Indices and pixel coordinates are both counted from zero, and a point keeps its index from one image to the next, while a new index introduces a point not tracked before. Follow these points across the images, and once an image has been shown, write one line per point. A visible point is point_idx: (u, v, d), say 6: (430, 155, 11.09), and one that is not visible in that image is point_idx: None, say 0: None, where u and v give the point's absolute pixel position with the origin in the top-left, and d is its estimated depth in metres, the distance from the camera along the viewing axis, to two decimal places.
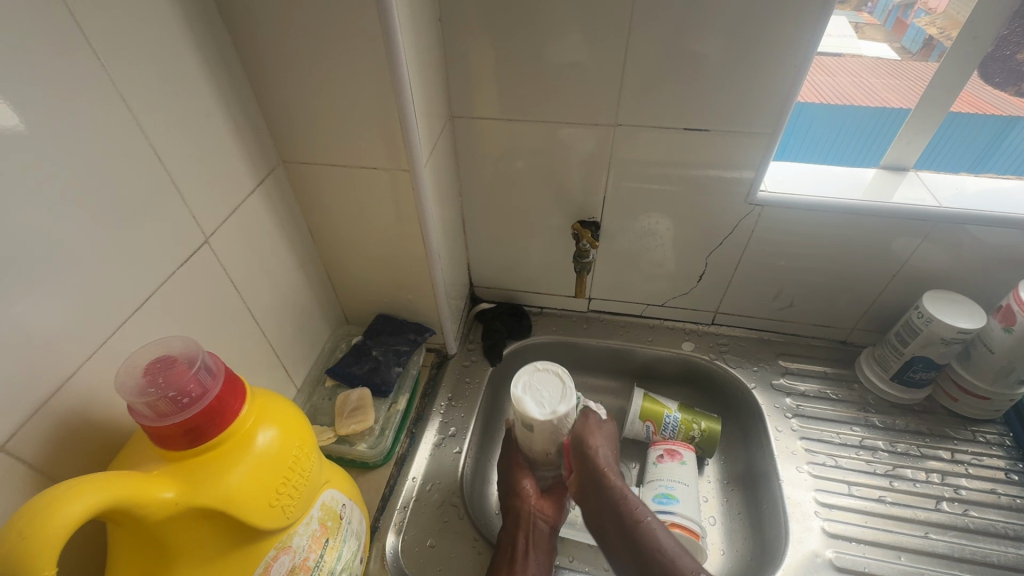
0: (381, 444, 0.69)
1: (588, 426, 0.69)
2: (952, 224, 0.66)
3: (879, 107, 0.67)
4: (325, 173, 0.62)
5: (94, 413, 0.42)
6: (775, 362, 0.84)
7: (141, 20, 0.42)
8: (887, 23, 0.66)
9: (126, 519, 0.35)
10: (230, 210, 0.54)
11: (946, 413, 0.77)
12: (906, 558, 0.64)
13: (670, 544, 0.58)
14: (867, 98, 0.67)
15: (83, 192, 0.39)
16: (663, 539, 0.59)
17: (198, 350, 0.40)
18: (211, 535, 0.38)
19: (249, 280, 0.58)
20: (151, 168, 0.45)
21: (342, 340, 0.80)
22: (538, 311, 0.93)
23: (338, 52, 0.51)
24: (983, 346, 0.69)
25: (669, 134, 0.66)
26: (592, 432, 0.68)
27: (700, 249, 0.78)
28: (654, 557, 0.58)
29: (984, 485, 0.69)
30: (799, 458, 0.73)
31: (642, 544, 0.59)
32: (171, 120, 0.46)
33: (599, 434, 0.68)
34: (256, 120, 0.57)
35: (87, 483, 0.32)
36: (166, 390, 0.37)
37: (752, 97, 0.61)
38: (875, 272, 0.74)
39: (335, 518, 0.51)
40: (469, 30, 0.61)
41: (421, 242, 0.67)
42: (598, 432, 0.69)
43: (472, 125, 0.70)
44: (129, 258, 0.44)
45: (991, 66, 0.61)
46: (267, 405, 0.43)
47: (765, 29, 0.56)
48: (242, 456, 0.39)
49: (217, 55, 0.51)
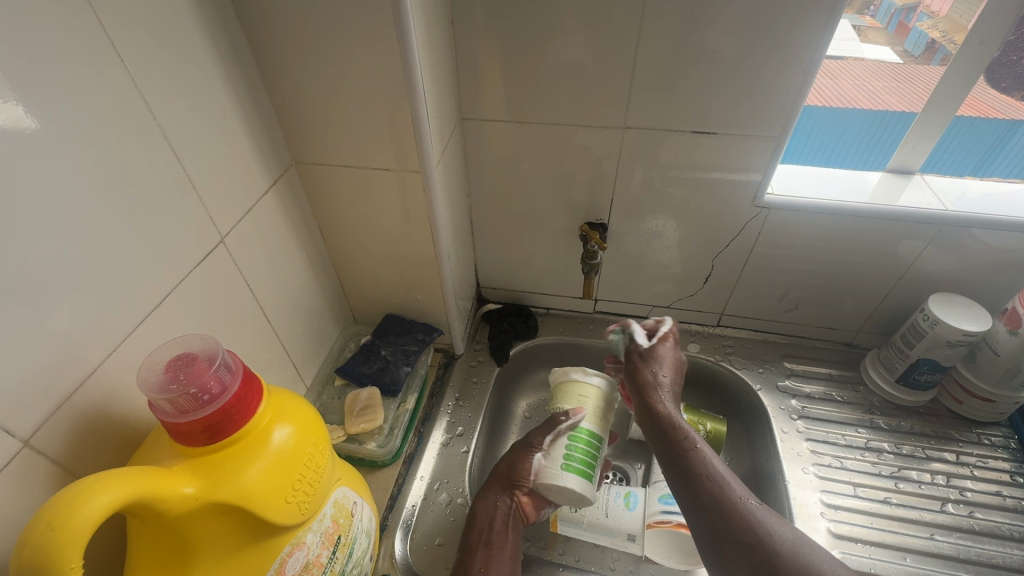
0: (390, 443, 0.69)
1: (653, 350, 0.66)
2: (957, 227, 0.67)
3: (882, 110, 0.67)
4: (337, 174, 0.63)
5: (114, 410, 0.42)
6: (780, 364, 0.84)
7: (161, 24, 0.43)
8: (889, 26, 0.66)
9: (147, 513, 0.35)
10: (245, 210, 0.55)
11: (951, 415, 0.77)
12: (911, 559, 0.64)
13: (721, 467, 0.52)
14: (870, 101, 0.67)
15: (104, 193, 0.40)
16: (714, 460, 0.53)
17: (218, 347, 0.41)
18: (228, 530, 0.39)
19: (261, 279, 0.59)
20: (169, 169, 0.45)
21: (351, 340, 0.80)
22: (544, 312, 0.93)
23: (352, 55, 0.52)
24: (989, 349, 0.69)
25: (677, 137, 0.66)
26: (657, 354, 0.66)
27: (707, 252, 0.78)
28: (699, 477, 0.52)
29: (989, 487, 0.70)
30: (804, 459, 0.73)
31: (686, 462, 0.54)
32: (189, 122, 0.47)
33: (664, 357, 0.66)
34: (270, 121, 0.58)
35: (111, 478, 0.32)
36: (187, 387, 0.38)
37: (760, 101, 0.61)
38: (881, 275, 0.75)
39: (347, 515, 0.51)
40: (480, 33, 0.62)
41: (430, 243, 0.68)
42: (658, 354, 0.66)
43: (482, 127, 0.70)
44: (148, 258, 0.44)
45: (997, 70, 0.62)
46: (283, 403, 0.44)
47: (773, 34, 0.56)
48: (259, 453, 0.40)
49: (234, 57, 0.51)
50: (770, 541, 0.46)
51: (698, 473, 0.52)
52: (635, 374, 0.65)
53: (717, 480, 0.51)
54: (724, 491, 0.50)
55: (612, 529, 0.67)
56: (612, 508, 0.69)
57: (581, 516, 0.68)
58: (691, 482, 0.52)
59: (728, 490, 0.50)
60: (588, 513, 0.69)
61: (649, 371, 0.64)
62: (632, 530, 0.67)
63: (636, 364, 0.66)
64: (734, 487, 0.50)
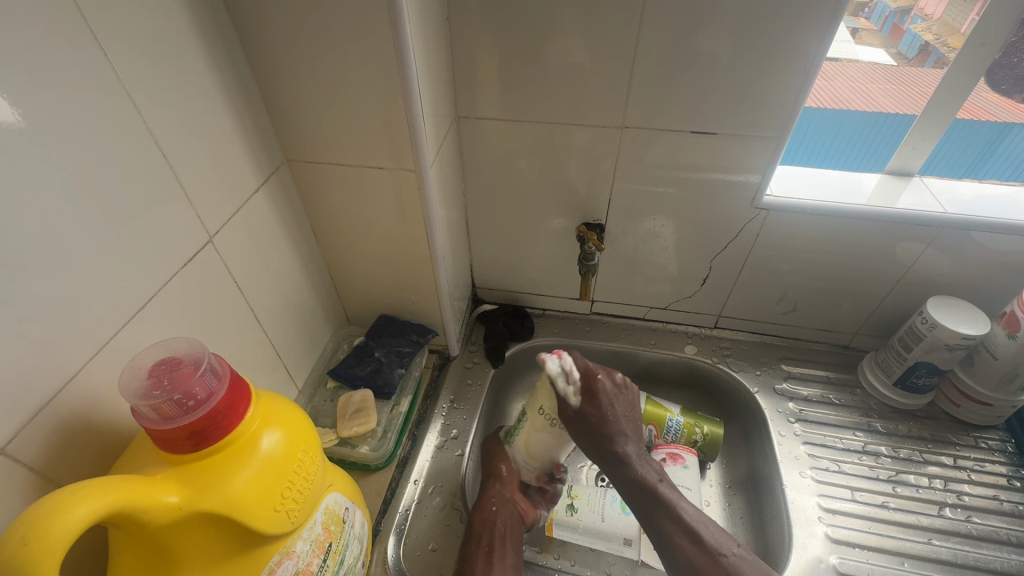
0: (383, 446, 0.68)
1: (595, 402, 0.63)
2: (956, 230, 0.66)
3: (875, 113, 0.67)
4: (329, 172, 0.62)
5: (97, 416, 0.41)
6: (777, 366, 0.84)
7: (147, 15, 0.41)
8: (884, 28, 0.66)
9: (129, 523, 0.34)
10: (234, 209, 0.54)
11: (948, 419, 0.77)
12: (909, 564, 0.64)
13: (695, 516, 0.59)
14: (864, 103, 0.67)
15: (87, 191, 0.39)
16: (687, 510, 0.60)
17: (204, 351, 0.40)
18: (214, 540, 0.38)
19: (252, 279, 0.57)
20: (155, 166, 0.44)
21: (344, 341, 0.79)
22: (540, 313, 0.92)
23: (345, 50, 0.50)
24: (987, 352, 0.69)
25: (676, 137, 0.65)
26: (599, 405, 0.64)
27: (705, 253, 0.77)
28: (675, 526, 0.59)
29: (987, 491, 0.70)
30: (802, 462, 0.73)
31: (659, 511, 0.60)
32: (176, 118, 0.45)
33: (606, 404, 0.64)
34: (260, 117, 0.56)
35: (89, 489, 0.31)
36: (171, 393, 0.36)
37: (761, 100, 0.61)
38: (879, 277, 0.74)
39: (338, 521, 0.50)
40: (476, 29, 0.61)
41: (425, 243, 0.66)
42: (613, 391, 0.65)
43: (478, 125, 0.69)
44: (132, 258, 0.43)
45: (997, 72, 0.61)
46: (272, 408, 0.42)
47: (775, 32, 0.55)
48: (246, 461, 0.38)
49: (223, 52, 0.50)
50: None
51: (677, 533, 0.58)
52: (590, 424, 0.63)
53: (698, 536, 0.57)
54: (699, 541, 0.57)
55: (608, 534, 0.67)
56: (609, 513, 0.68)
57: (577, 520, 0.68)
58: (665, 532, 0.59)
59: (707, 544, 0.57)
60: (584, 517, 0.68)
61: (601, 430, 0.63)
62: (628, 535, 0.66)
63: (578, 422, 0.63)
64: (712, 537, 0.57)
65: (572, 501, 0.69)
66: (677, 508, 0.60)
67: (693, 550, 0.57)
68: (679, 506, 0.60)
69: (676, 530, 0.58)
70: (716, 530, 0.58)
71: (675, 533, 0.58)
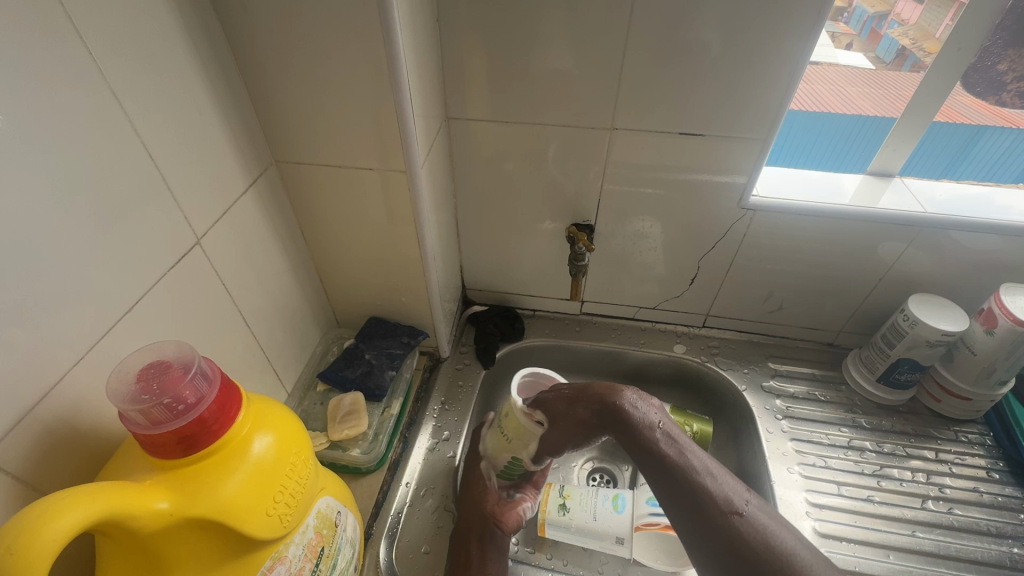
0: (375, 449, 0.68)
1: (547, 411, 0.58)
2: (936, 230, 0.68)
3: (856, 114, 0.68)
4: (319, 174, 0.61)
5: (82, 421, 0.40)
6: (764, 364, 0.85)
7: (134, 16, 0.40)
8: (862, 32, 0.67)
9: (118, 531, 0.34)
10: (222, 210, 0.53)
11: (929, 413, 0.79)
12: (894, 557, 0.65)
13: (704, 469, 0.49)
14: (843, 105, 0.68)
15: (72, 193, 0.38)
16: (696, 465, 0.49)
17: (194, 355, 0.39)
18: (204, 546, 0.37)
19: (240, 282, 0.57)
20: (141, 167, 0.43)
21: (334, 343, 0.78)
22: (531, 314, 0.93)
23: (335, 51, 0.50)
24: (966, 348, 0.71)
25: (664, 139, 0.66)
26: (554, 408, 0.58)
27: (692, 253, 0.78)
28: (680, 475, 0.49)
29: (967, 483, 0.71)
30: (790, 459, 0.74)
31: (658, 460, 0.51)
32: (163, 119, 0.45)
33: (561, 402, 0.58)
34: (248, 118, 0.56)
35: (79, 495, 0.31)
36: (160, 397, 0.36)
37: (747, 103, 0.62)
38: (862, 276, 0.76)
39: (331, 525, 0.50)
40: (467, 31, 0.61)
41: (415, 244, 0.66)
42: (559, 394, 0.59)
43: (468, 127, 0.69)
44: (119, 261, 0.42)
45: (973, 75, 0.63)
46: (263, 412, 0.42)
47: (761, 35, 0.56)
48: (237, 464, 0.38)
49: (210, 51, 0.49)
50: (774, 545, 0.43)
51: (683, 496, 0.48)
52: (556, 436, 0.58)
53: (706, 495, 0.47)
54: (708, 500, 0.47)
55: (600, 533, 0.67)
56: (601, 512, 0.68)
57: (569, 519, 0.68)
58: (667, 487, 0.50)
59: (717, 502, 0.47)
60: (576, 516, 0.68)
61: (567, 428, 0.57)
62: (620, 533, 0.66)
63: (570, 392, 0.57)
64: (722, 493, 0.47)
65: (564, 501, 0.69)
66: (675, 453, 0.50)
67: (701, 504, 0.47)
68: (678, 452, 0.51)
69: (677, 476, 0.49)
70: (727, 483, 0.48)
71: (677, 484, 0.49)
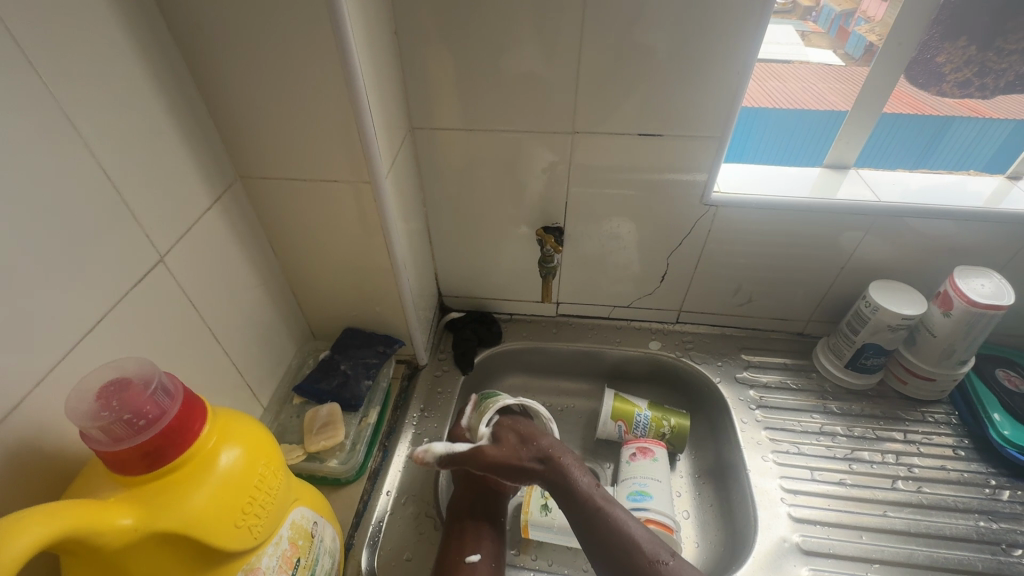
0: (353, 459, 0.68)
1: (527, 431, 0.65)
2: (893, 217, 0.70)
3: (830, 111, 0.70)
4: (285, 188, 0.62)
5: (44, 443, 0.40)
6: (738, 356, 0.87)
7: (87, 39, 0.41)
8: (831, 31, 0.71)
9: (81, 548, 0.34)
10: (186, 228, 0.53)
11: (897, 396, 0.81)
12: (867, 537, 0.66)
13: (628, 520, 0.58)
14: (817, 103, 0.70)
15: (27, 217, 0.38)
16: (622, 515, 0.58)
17: (156, 370, 0.39)
18: (173, 559, 0.37)
19: (207, 298, 0.57)
20: (99, 187, 0.43)
21: (310, 355, 0.78)
22: (508, 318, 0.94)
23: (293, 66, 0.51)
24: (926, 330, 0.73)
25: (624, 140, 0.68)
26: (534, 436, 0.65)
27: (661, 251, 0.80)
28: (613, 521, 0.57)
29: (935, 462, 0.74)
30: (764, 447, 0.75)
31: (595, 513, 0.58)
32: (120, 140, 0.45)
33: (539, 431, 0.66)
34: (210, 134, 0.56)
35: (37, 514, 0.31)
36: (121, 413, 0.36)
37: (701, 103, 0.64)
38: (825, 266, 0.78)
39: (306, 536, 0.50)
40: (427, 43, 0.62)
41: (386, 254, 0.67)
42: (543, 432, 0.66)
43: (433, 136, 0.71)
44: (79, 280, 0.42)
45: (914, 67, 0.65)
46: (230, 425, 0.42)
47: (708, 37, 0.59)
48: (204, 478, 0.38)
49: (166, 69, 0.50)
50: None
51: (609, 538, 0.56)
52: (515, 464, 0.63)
53: (632, 544, 0.56)
54: (636, 551, 0.55)
55: None
56: None
57: (551, 519, 0.68)
58: (599, 538, 0.57)
59: (642, 551, 0.55)
60: (558, 516, 0.68)
61: (536, 454, 0.63)
62: None
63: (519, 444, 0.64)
64: (647, 544, 0.56)
65: (547, 501, 0.69)
66: (615, 511, 0.58)
67: (629, 548, 0.56)
68: (618, 513, 0.58)
69: (608, 524, 0.57)
70: (648, 536, 0.57)
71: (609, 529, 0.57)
